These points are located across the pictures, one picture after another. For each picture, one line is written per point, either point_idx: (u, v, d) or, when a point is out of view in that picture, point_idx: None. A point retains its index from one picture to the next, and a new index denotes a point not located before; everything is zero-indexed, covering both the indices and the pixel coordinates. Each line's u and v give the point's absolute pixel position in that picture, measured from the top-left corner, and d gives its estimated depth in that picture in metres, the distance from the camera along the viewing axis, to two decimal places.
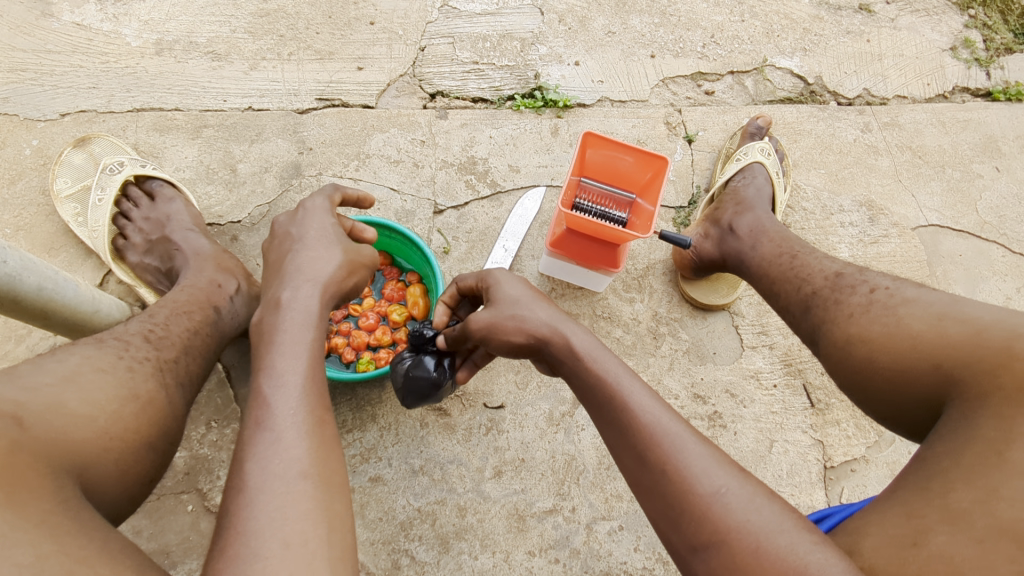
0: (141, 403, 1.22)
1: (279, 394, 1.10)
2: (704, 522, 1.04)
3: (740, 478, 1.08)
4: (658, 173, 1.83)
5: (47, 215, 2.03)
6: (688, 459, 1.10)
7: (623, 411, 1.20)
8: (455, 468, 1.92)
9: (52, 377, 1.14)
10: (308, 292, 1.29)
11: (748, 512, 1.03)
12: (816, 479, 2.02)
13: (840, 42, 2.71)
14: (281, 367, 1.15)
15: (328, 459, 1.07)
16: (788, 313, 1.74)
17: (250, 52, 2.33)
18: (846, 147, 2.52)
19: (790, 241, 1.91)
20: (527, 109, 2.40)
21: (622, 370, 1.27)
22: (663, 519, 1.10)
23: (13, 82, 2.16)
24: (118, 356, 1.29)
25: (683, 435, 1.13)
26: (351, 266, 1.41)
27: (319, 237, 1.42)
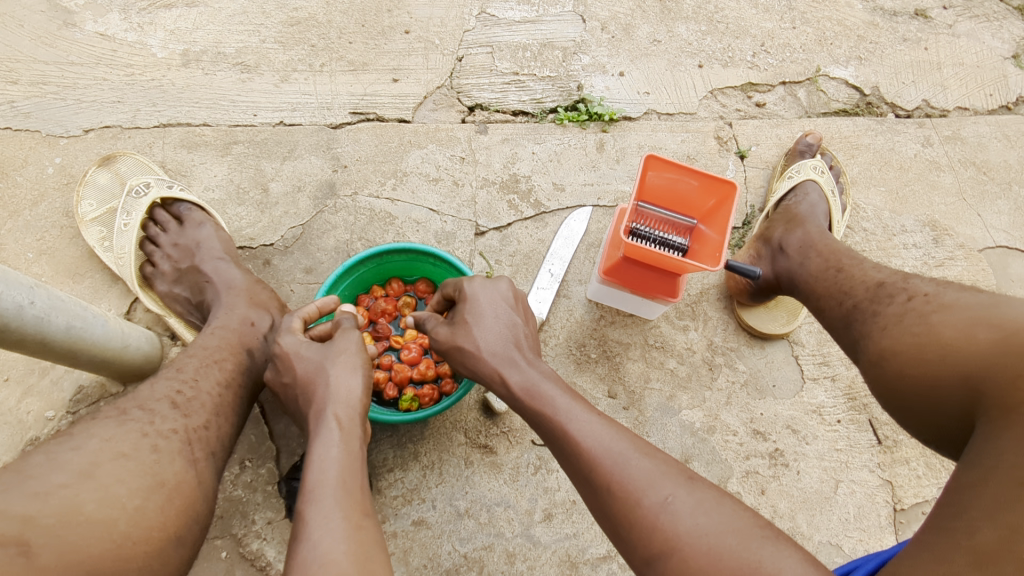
0: (167, 493, 1.11)
1: (312, 505, 1.06)
2: (654, 533, 1.08)
3: (689, 486, 1.13)
4: (723, 199, 1.68)
5: (71, 239, 1.92)
6: (632, 475, 1.14)
7: (564, 439, 1.23)
8: (503, 511, 1.81)
9: (66, 475, 1.03)
10: (325, 408, 1.24)
11: (697, 518, 1.07)
12: (886, 523, 1.91)
13: (897, 51, 2.56)
14: (311, 480, 1.10)
15: (371, 563, 1.02)
16: (833, 331, 1.59)
17: (281, 64, 2.21)
18: (906, 162, 2.38)
19: (839, 254, 1.74)
20: (571, 123, 2.27)
21: (562, 392, 1.31)
22: (616, 535, 1.15)
23: (36, 96, 2.06)
24: (142, 433, 1.17)
25: (626, 451, 1.18)
26: (351, 362, 1.32)
27: (308, 367, 1.34)
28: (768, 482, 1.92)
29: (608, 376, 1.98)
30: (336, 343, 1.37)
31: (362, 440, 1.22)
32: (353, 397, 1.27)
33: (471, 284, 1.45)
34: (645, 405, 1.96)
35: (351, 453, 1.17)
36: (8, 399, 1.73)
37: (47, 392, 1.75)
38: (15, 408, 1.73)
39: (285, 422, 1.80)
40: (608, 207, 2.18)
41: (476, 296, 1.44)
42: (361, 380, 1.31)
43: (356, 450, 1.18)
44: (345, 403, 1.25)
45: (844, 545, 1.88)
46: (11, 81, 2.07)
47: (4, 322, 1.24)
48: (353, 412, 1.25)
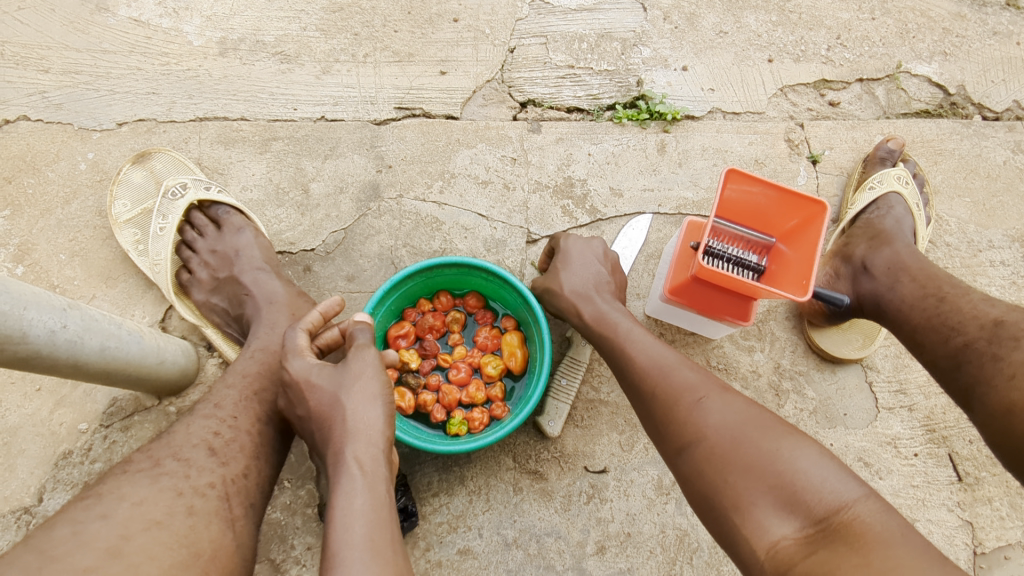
0: (203, 568, 0.98)
1: (336, 573, 0.87)
2: (686, 427, 1.20)
3: (723, 393, 1.23)
4: (810, 220, 1.52)
5: (104, 240, 1.83)
6: (675, 381, 1.27)
7: (623, 357, 1.40)
8: (553, 542, 1.71)
9: (93, 556, 0.91)
10: (345, 448, 1.02)
11: (724, 413, 1.18)
12: (965, 568, 1.77)
13: (986, 46, 2.32)
14: (335, 541, 0.90)
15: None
16: (936, 369, 1.50)
17: (322, 53, 2.07)
18: (994, 170, 2.19)
19: (938, 280, 1.60)
20: (630, 122, 2.11)
21: (626, 322, 1.47)
22: (660, 439, 1.27)
23: (67, 86, 1.95)
24: (176, 492, 1.05)
25: (675, 366, 1.31)
26: (370, 389, 1.08)
27: (321, 399, 1.09)
28: None
29: None
30: (350, 365, 1.11)
31: (390, 482, 1.01)
32: (377, 433, 1.05)
33: (565, 240, 1.66)
34: None
35: (379, 502, 0.96)
36: (40, 410, 1.66)
37: (80, 404, 1.67)
38: (47, 420, 1.65)
39: None
40: (669, 215, 2.03)
41: (569, 249, 1.64)
42: (383, 410, 1.07)
43: (384, 495, 0.97)
44: (367, 440, 1.03)
45: None
46: (42, 69, 1.96)
47: (36, 351, 1.14)
48: (377, 451, 1.03)
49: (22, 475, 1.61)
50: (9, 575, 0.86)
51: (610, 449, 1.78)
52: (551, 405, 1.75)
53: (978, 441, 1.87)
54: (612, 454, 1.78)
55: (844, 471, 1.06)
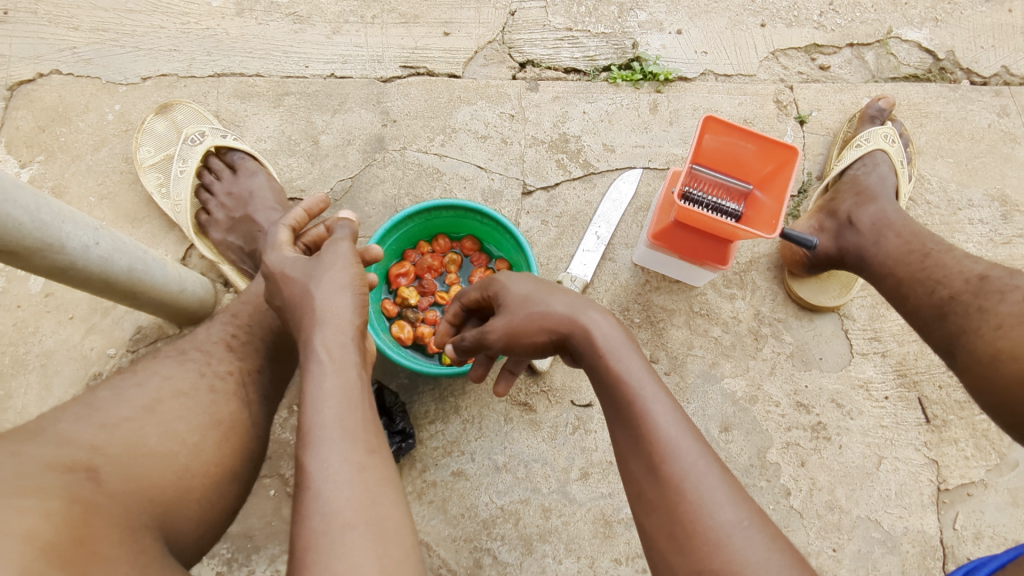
0: (222, 430, 1.15)
1: (309, 451, 0.95)
2: (716, 550, 0.95)
3: (765, 522, 0.99)
4: (782, 165, 1.63)
5: (130, 184, 1.97)
6: (708, 483, 1.01)
7: (641, 418, 1.09)
8: (540, 467, 1.84)
9: (131, 409, 1.10)
10: (313, 334, 1.07)
11: (771, 553, 0.95)
12: (929, 502, 1.87)
13: (978, 13, 2.38)
14: (308, 421, 0.98)
15: (381, 507, 0.93)
16: (919, 318, 1.59)
17: (333, 15, 2.18)
18: (978, 132, 2.26)
19: (922, 236, 1.69)
20: (624, 82, 2.21)
21: (644, 370, 1.15)
22: (666, 538, 1.01)
23: (96, 43, 2.09)
24: (199, 373, 1.22)
25: (707, 459, 1.04)
26: (339, 278, 1.13)
27: (294, 288, 1.15)
28: (809, 455, 1.90)
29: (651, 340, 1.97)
30: (323, 257, 1.17)
31: (360, 365, 1.07)
32: (345, 319, 1.10)
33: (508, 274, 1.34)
34: (687, 371, 1.95)
35: (349, 384, 1.02)
36: (73, 336, 1.82)
37: (109, 331, 1.82)
38: (80, 344, 1.81)
39: None
40: (659, 169, 2.13)
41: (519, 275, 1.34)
42: (351, 299, 1.12)
43: (354, 379, 1.04)
44: (334, 326, 1.08)
45: (883, 521, 1.86)
46: (72, 27, 2.09)
47: (72, 261, 1.29)
48: (344, 337, 1.08)
49: (58, 393, 1.77)
50: (64, 415, 1.04)
51: None
52: None
53: (946, 386, 1.97)
54: None
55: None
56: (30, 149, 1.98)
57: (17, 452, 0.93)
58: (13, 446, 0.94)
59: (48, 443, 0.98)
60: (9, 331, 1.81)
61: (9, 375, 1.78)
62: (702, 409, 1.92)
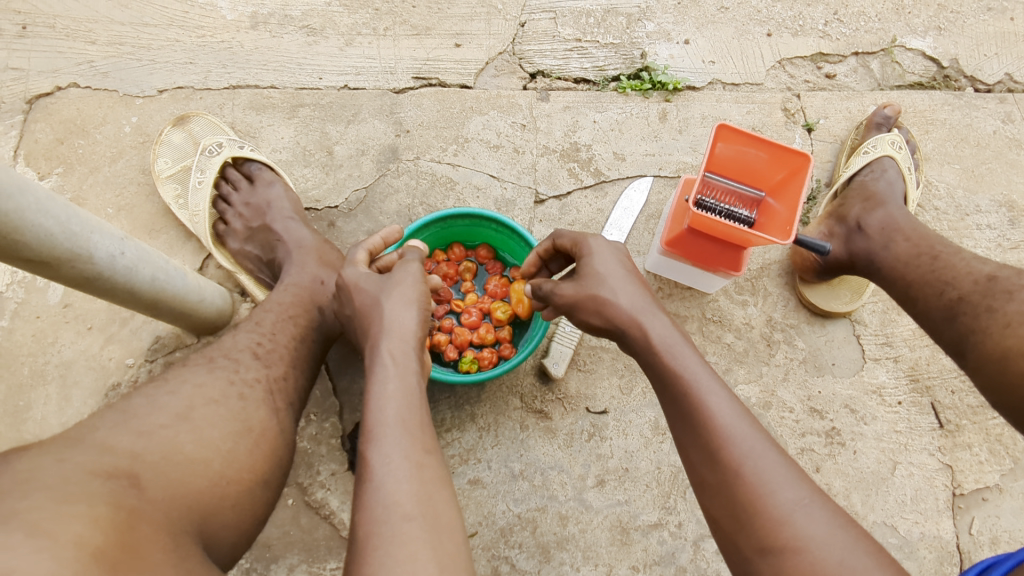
0: (254, 437, 1.17)
1: (373, 445, 1.08)
2: (780, 527, 1.02)
3: (824, 499, 1.06)
4: (795, 172, 1.65)
5: (147, 195, 1.99)
6: (767, 466, 1.07)
7: (698, 407, 1.16)
8: (556, 475, 1.85)
9: (166, 417, 1.11)
10: (381, 343, 1.23)
11: (832, 528, 1.01)
12: (944, 507, 1.89)
13: (979, 21, 2.42)
14: (372, 420, 1.11)
15: (435, 502, 1.04)
16: (929, 321, 1.58)
17: (346, 27, 2.21)
18: (984, 139, 2.28)
19: (930, 240, 1.70)
20: (634, 92, 2.24)
21: (700, 364, 1.22)
22: (729, 519, 1.08)
23: (112, 56, 2.12)
24: (229, 381, 1.24)
25: (767, 443, 1.11)
26: (406, 296, 1.31)
27: (366, 300, 1.34)
28: (823, 460, 1.92)
29: None
30: (394, 275, 1.36)
31: (420, 373, 1.21)
32: (408, 331, 1.25)
33: (593, 240, 1.42)
34: None
35: (410, 389, 1.16)
36: (92, 346, 1.83)
37: (127, 341, 1.84)
38: (98, 355, 1.82)
39: (349, 378, 1.85)
40: (669, 177, 2.16)
41: (599, 252, 1.41)
42: (416, 314, 1.29)
43: (413, 385, 1.17)
44: (400, 337, 1.24)
45: (899, 527, 1.88)
46: (90, 41, 2.12)
47: (98, 271, 1.31)
48: (407, 346, 1.23)
49: (77, 404, 1.78)
50: (101, 423, 1.07)
51: (609, 391, 1.92)
52: (555, 350, 1.88)
53: (959, 391, 1.98)
54: (612, 397, 1.92)
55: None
56: (49, 161, 2.00)
57: (61, 459, 0.96)
58: (56, 454, 0.97)
59: (89, 450, 1.00)
60: (29, 342, 1.82)
61: (29, 386, 1.79)
62: None
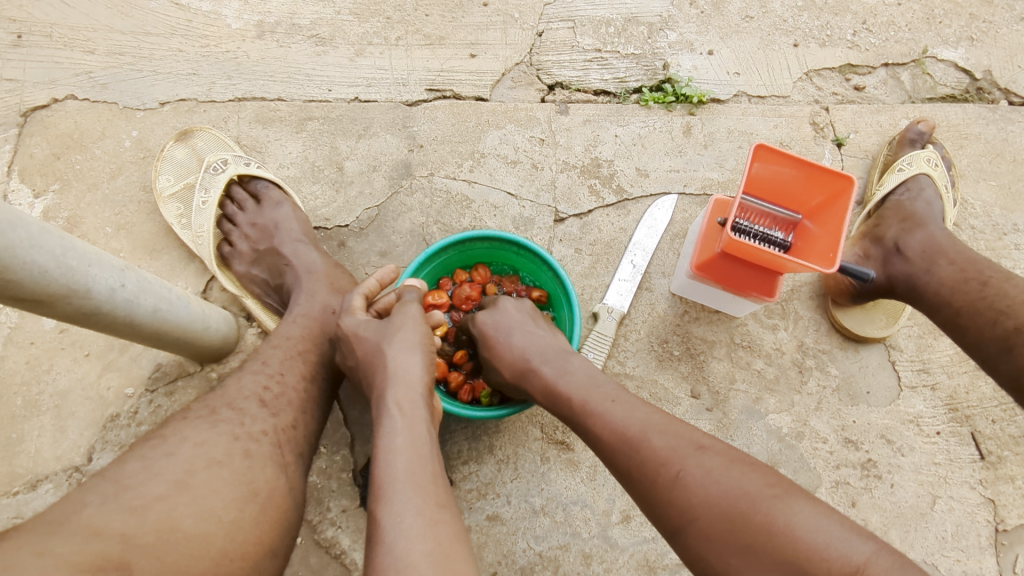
0: (260, 503, 1.11)
1: (383, 504, 0.98)
2: (671, 505, 1.10)
3: (700, 456, 1.13)
4: (834, 196, 1.56)
5: (148, 214, 1.90)
6: (647, 451, 1.15)
7: (586, 426, 1.26)
8: (579, 510, 1.75)
9: (163, 486, 1.04)
10: (386, 392, 1.14)
11: (709, 486, 1.08)
12: (987, 544, 1.79)
13: (1013, 31, 2.30)
14: (381, 477, 1.02)
15: (453, 562, 0.93)
16: (981, 352, 1.51)
17: (356, 36, 2.12)
18: (1020, 154, 2.18)
19: (977, 264, 1.60)
20: (656, 105, 2.14)
21: (581, 380, 1.32)
22: (646, 514, 1.17)
23: (112, 67, 2.02)
24: (233, 437, 1.17)
25: (644, 429, 1.18)
26: (409, 340, 1.22)
27: (368, 347, 1.25)
28: (859, 494, 1.82)
29: (692, 374, 1.89)
30: (394, 320, 1.27)
31: (429, 422, 1.12)
32: (415, 378, 1.16)
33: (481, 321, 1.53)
34: (729, 407, 1.87)
35: (417, 440, 1.07)
36: (89, 374, 1.73)
37: (126, 369, 1.74)
38: (96, 384, 1.73)
39: (360, 409, 1.75)
40: (694, 195, 2.06)
41: (488, 328, 1.51)
42: (421, 358, 1.20)
43: (423, 435, 1.08)
44: (406, 384, 1.15)
45: (940, 565, 1.78)
46: (89, 51, 2.03)
47: (97, 306, 1.22)
48: (415, 394, 1.14)
49: (73, 436, 1.68)
50: (90, 499, 0.99)
51: None
52: None
53: (1000, 421, 1.89)
54: None
55: (848, 527, 1.02)
56: (44, 177, 1.90)
57: (42, 550, 0.88)
58: (37, 545, 0.89)
59: (74, 537, 0.92)
60: (22, 369, 1.73)
61: (22, 418, 1.69)
62: (746, 446, 1.84)
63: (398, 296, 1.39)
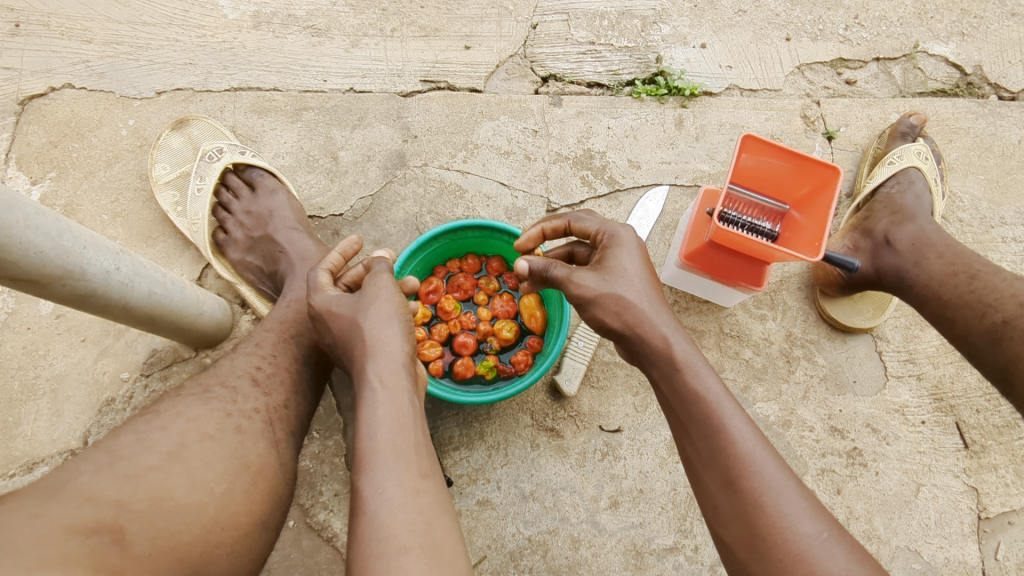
0: (251, 476, 1.13)
1: (366, 474, 1.00)
2: (799, 562, 1.01)
3: (839, 530, 1.06)
4: (822, 185, 1.58)
5: (144, 202, 1.92)
6: (788, 497, 1.07)
7: (720, 433, 1.14)
8: (568, 496, 1.78)
9: (156, 458, 1.06)
10: (367, 366, 1.15)
11: (850, 563, 1.01)
12: (969, 532, 1.82)
13: (1004, 27, 2.32)
14: (363, 448, 1.04)
15: (435, 531, 0.96)
16: (968, 344, 1.53)
17: (352, 28, 2.13)
18: (1008, 149, 2.21)
19: (966, 257, 1.63)
20: (649, 97, 2.16)
21: (722, 389, 1.19)
22: (747, 548, 1.08)
23: (109, 56, 2.04)
24: (226, 413, 1.20)
25: (785, 474, 1.10)
26: (385, 310, 1.23)
27: (343, 323, 1.25)
28: (845, 482, 1.85)
29: None
30: (366, 291, 1.27)
31: (412, 392, 1.13)
32: (395, 349, 1.18)
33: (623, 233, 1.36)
34: None
35: (400, 411, 1.09)
36: (85, 359, 1.76)
37: (122, 354, 1.76)
38: (92, 368, 1.75)
39: (352, 395, 1.78)
40: (685, 186, 2.09)
41: (619, 251, 1.33)
42: (399, 328, 1.21)
43: (406, 406, 1.10)
44: (386, 357, 1.16)
45: (923, 551, 1.81)
46: (85, 40, 2.04)
47: (91, 287, 1.24)
48: (396, 365, 1.15)
49: (69, 420, 1.70)
50: (85, 467, 1.02)
51: (624, 409, 1.85)
52: (567, 365, 1.80)
53: (984, 411, 1.92)
54: (626, 414, 1.85)
55: None
56: (41, 165, 1.92)
57: (37, 514, 0.91)
58: (32, 509, 0.92)
59: (69, 502, 0.95)
60: (19, 354, 1.75)
61: (19, 401, 1.71)
62: None
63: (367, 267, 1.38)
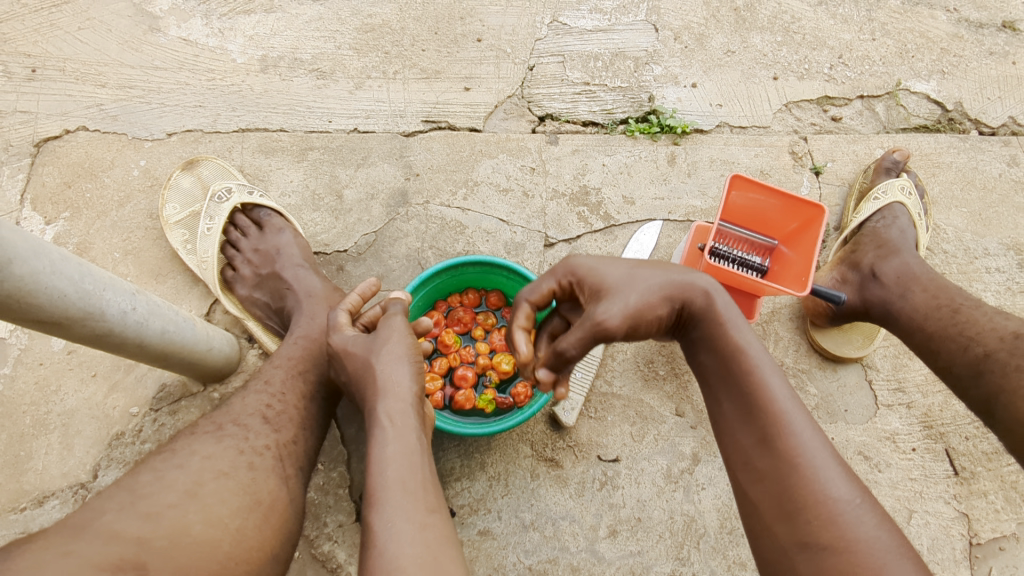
0: (263, 511, 1.18)
1: (376, 509, 1.05)
2: (829, 527, 1.09)
3: (866, 497, 1.12)
4: (808, 222, 1.64)
5: (154, 240, 1.99)
6: (819, 467, 1.13)
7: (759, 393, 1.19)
8: (568, 525, 1.81)
9: (174, 495, 1.11)
10: (377, 405, 1.21)
11: (879, 531, 1.08)
12: (962, 558, 1.86)
13: (982, 65, 2.42)
14: (374, 484, 1.09)
15: (442, 564, 1.00)
16: (953, 376, 1.59)
17: (356, 70, 2.22)
18: (990, 182, 2.28)
19: (949, 291, 1.69)
20: (642, 135, 2.24)
21: (762, 351, 1.24)
22: (773, 506, 1.14)
23: (122, 100, 2.12)
24: (238, 450, 1.24)
25: (816, 444, 1.15)
26: (396, 351, 1.28)
27: (357, 362, 1.31)
28: None
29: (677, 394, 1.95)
30: (380, 333, 1.33)
31: (420, 430, 1.18)
32: (404, 389, 1.23)
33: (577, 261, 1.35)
34: None
35: (409, 448, 1.13)
36: (96, 394, 1.80)
37: (132, 389, 1.81)
38: (102, 403, 1.79)
39: (356, 427, 1.82)
40: (678, 221, 2.16)
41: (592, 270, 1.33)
42: (409, 369, 1.27)
43: (413, 443, 1.15)
44: (396, 396, 1.21)
45: None
46: (100, 84, 2.13)
47: (109, 328, 1.30)
48: (405, 404, 1.21)
49: (79, 454, 1.75)
50: (108, 505, 1.06)
51: (621, 439, 1.89)
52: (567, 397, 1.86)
53: (973, 438, 1.96)
54: (624, 444, 1.89)
55: None
56: (55, 205, 1.99)
57: (67, 552, 0.97)
58: (62, 547, 0.98)
59: (95, 540, 1.00)
60: (32, 389, 1.80)
61: (31, 436, 1.76)
62: None
63: (383, 308, 1.44)
